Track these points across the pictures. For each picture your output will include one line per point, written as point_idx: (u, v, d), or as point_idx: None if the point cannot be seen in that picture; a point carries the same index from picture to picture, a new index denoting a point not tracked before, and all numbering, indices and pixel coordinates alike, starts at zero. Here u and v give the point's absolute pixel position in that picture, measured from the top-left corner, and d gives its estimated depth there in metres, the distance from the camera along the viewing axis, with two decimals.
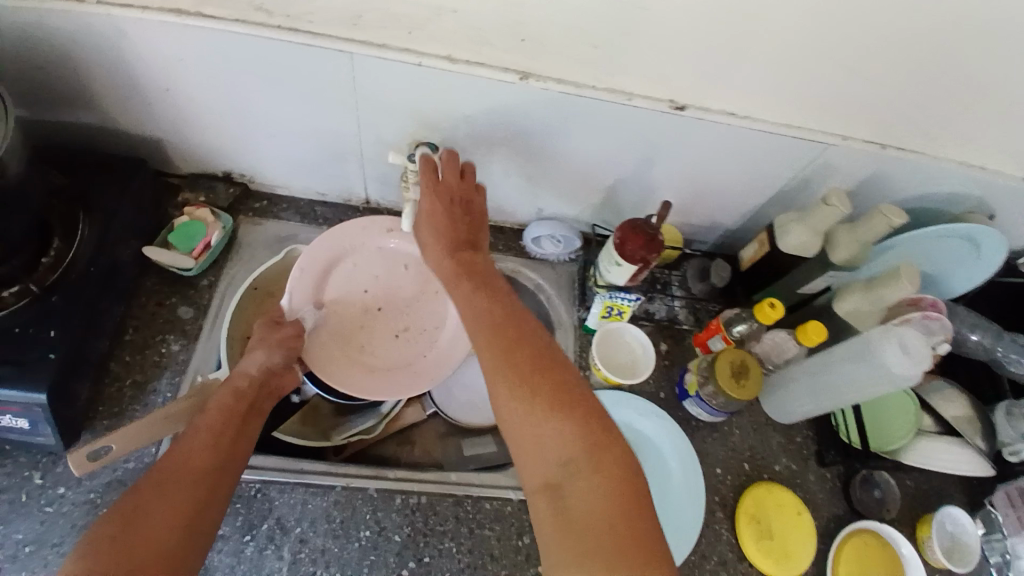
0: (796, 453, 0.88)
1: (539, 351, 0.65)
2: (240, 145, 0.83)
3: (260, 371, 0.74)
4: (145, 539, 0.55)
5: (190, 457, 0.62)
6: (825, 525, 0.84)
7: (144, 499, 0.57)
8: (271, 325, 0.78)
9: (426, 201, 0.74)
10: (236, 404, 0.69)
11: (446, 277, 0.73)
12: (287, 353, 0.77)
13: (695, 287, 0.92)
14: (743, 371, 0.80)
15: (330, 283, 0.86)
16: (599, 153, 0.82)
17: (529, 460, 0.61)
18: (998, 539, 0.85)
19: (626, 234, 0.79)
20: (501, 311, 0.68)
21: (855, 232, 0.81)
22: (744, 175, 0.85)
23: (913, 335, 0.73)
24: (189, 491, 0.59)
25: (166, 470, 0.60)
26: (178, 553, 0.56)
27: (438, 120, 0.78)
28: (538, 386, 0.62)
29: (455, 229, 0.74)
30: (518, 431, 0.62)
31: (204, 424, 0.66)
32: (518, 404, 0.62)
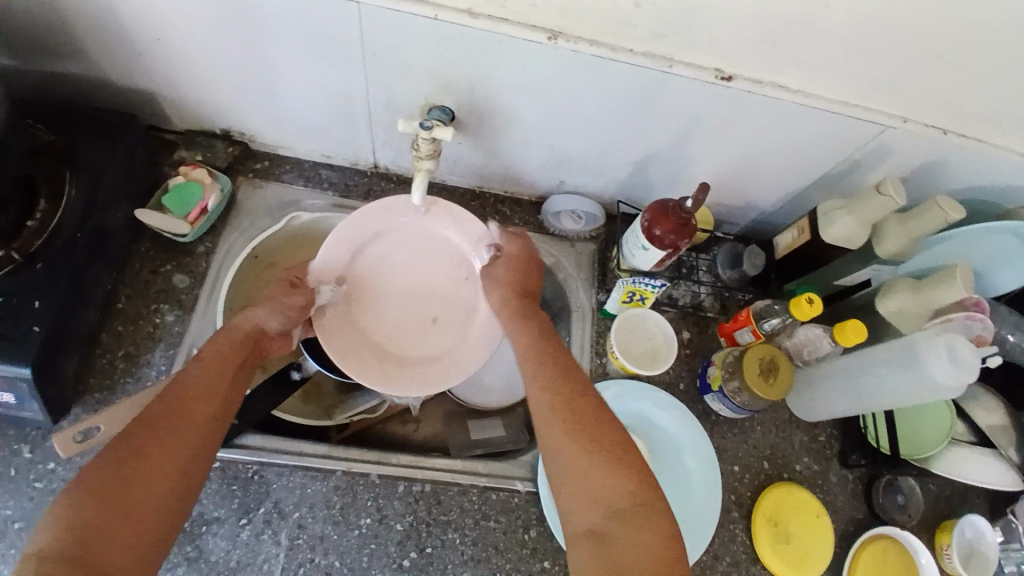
0: (819, 453, 0.84)
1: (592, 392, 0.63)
2: (238, 100, 0.76)
3: (252, 328, 0.68)
4: (143, 487, 0.51)
5: (187, 405, 0.57)
6: (844, 529, 0.81)
7: (141, 443, 0.53)
8: (285, 287, 0.72)
9: (500, 269, 0.76)
10: (230, 355, 0.64)
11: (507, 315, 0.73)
12: (290, 323, 0.71)
13: (724, 274, 0.86)
14: (773, 368, 0.74)
15: (363, 258, 0.79)
16: (632, 125, 0.75)
17: (579, 506, 0.57)
18: (1015, 549, 0.82)
19: (656, 216, 0.73)
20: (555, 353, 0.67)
21: (907, 225, 0.74)
22: (788, 156, 0.77)
23: (963, 342, 0.68)
24: (185, 443, 0.55)
25: (161, 411, 0.56)
26: (173, 502, 0.53)
27: (455, 83, 0.70)
28: (588, 424, 0.60)
29: (515, 292, 0.74)
30: (566, 468, 0.58)
31: (197, 372, 0.60)
32: (573, 437, 0.59)
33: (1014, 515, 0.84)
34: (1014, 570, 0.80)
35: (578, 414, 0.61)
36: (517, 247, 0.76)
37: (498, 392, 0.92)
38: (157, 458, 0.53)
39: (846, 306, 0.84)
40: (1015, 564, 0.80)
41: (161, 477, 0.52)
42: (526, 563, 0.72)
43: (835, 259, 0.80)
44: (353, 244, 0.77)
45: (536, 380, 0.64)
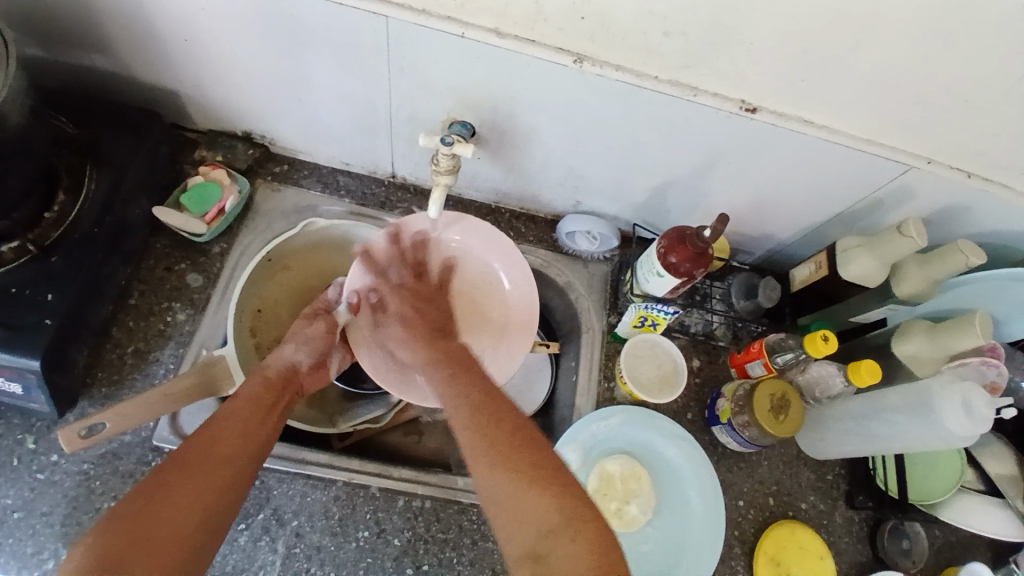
0: (825, 492, 0.83)
1: (521, 426, 0.59)
2: (262, 103, 0.76)
3: (284, 367, 0.71)
4: (169, 513, 0.50)
5: (218, 438, 0.58)
6: (847, 572, 0.80)
7: (170, 475, 0.53)
8: (308, 317, 0.76)
9: (392, 300, 0.75)
10: (264, 395, 0.66)
11: (425, 362, 0.71)
12: (314, 352, 0.74)
13: (738, 305, 0.84)
14: (784, 406, 0.73)
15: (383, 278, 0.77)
16: (653, 150, 0.74)
17: (513, 529, 0.53)
18: None
19: (672, 243, 0.72)
20: (480, 395, 0.64)
21: (928, 267, 0.73)
22: (809, 190, 0.76)
23: (981, 395, 0.67)
24: (217, 470, 0.55)
25: (193, 452, 0.56)
26: (196, 539, 0.50)
27: (479, 100, 0.70)
28: (500, 436, 0.58)
29: (423, 322, 0.74)
30: (495, 502, 0.55)
31: (231, 410, 0.62)
32: (495, 465, 0.56)
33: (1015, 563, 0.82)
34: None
35: (506, 440, 0.58)
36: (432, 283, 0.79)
37: None
38: (188, 490, 0.52)
39: (860, 345, 0.83)
40: None
41: (190, 513, 0.51)
42: None
43: (853, 296, 0.78)
44: (382, 258, 0.77)
45: (454, 401, 0.64)
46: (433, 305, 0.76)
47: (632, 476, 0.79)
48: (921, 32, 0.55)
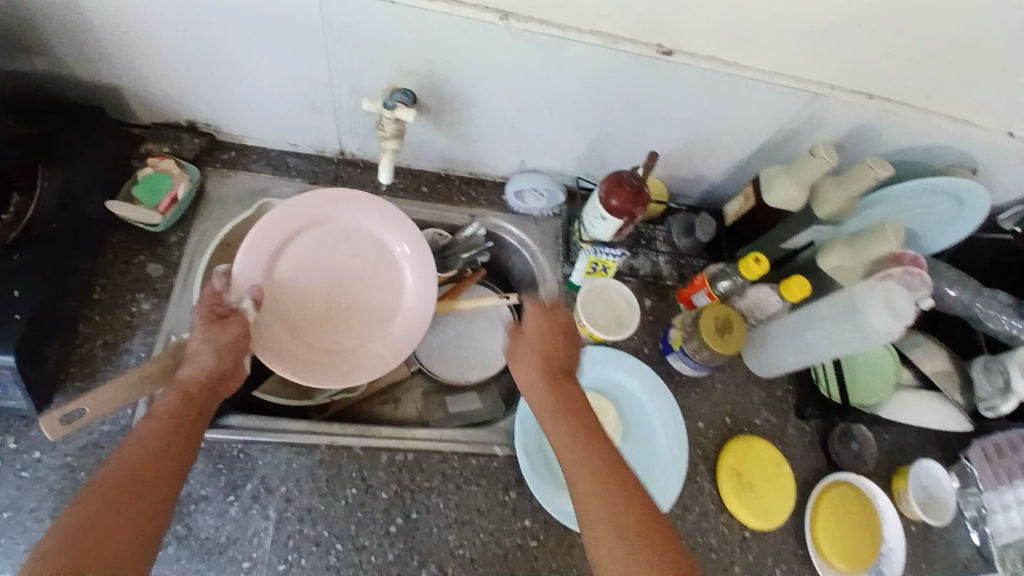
0: (775, 407, 0.88)
1: (615, 468, 0.61)
2: (206, 91, 0.78)
3: (205, 376, 0.65)
4: (92, 553, 0.49)
5: (140, 464, 0.56)
6: (804, 477, 0.85)
7: (88, 514, 0.51)
8: (213, 321, 0.69)
9: (532, 321, 0.72)
10: (185, 408, 0.62)
11: (532, 391, 0.69)
12: (236, 356, 0.69)
13: (680, 242, 0.91)
14: (728, 326, 0.79)
15: (280, 266, 0.80)
16: (586, 102, 0.79)
17: (596, 511, 0.58)
18: (972, 493, 0.90)
19: (612, 187, 0.77)
20: (569, 417, 0.65)
21: (842, 186, 0.79)
22: (731, 128, 0.82)
23: (902, 294, 0.71)
24: (143, 501, 0.54)
25: (115, 477, 0.54)
26: (128, 568, 0.51)
27: (418, 66, 0.73)
28: (599, 485, 0.59)
29: (558, 352, 0.71)
30: (582, 497, 0.59)
31: (146, 429, 0.59)
32: (587, 476, 0.60)
33: (966, 459, 0.91)
34: (975, 513, 0.89)
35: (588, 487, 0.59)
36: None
37: (473, 368, 0.94)
38: (112, 529, 0.51)
39: (792, 266, 0.89)
40: (975, 508, 0.89)
41: (116, 550, 0.51)
42: (508, 523, 0.75)
43: (780, 222, 0.85)
44: (273, 245, 0.79)
45: (558, 425, 0.65)
46: (563, 339, 0.72)
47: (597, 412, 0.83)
48: None
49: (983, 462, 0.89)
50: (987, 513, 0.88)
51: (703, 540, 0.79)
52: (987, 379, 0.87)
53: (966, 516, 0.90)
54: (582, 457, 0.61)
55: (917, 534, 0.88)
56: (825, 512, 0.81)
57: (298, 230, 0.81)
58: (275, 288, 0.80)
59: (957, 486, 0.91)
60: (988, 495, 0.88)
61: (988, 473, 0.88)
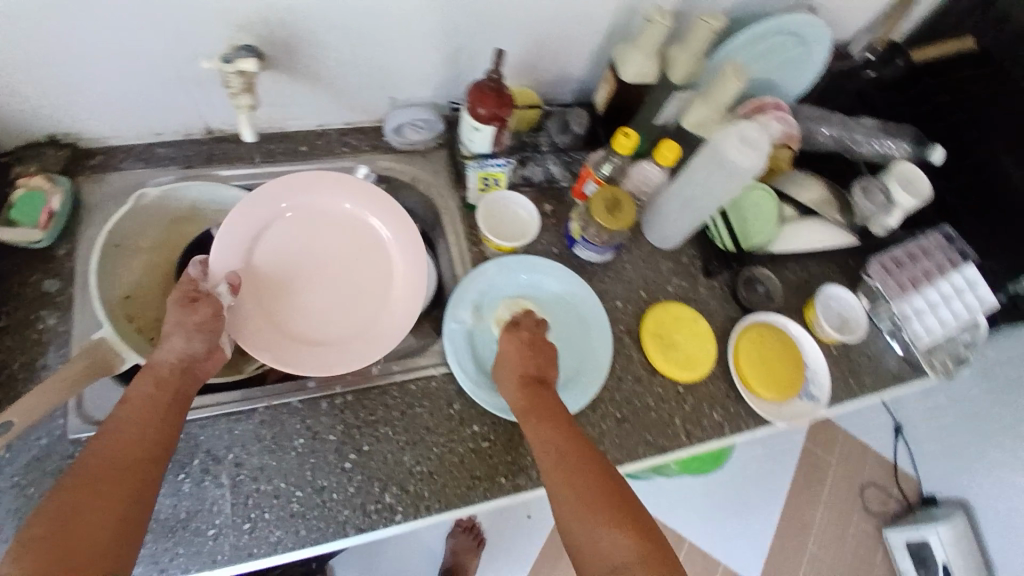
0: (685, 271, 0.93)
1: (613, 488, 0.63)
2: (50, 98, 0.76)
3: (177, 358, 0.67)
4: (76, 538, 0.52)
5: (118, 451, 0.58)
6: (723, 328, 0.90)
7: (72, 504, 0.54)
8: (185, 304, 0.70)
9: (505, 342, 0.78)
10: (160, 394, 0.64)
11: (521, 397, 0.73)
12: (209, 337, 0.70)
13: (560, 140, 0.93)
14: (616, 203, 0.83)
15: (258, 255, 0.81)
16: (432, 22, 0.80)
17: (581, 506, 0.61)
18: (883, 307, 0.97)
19: (475, 98, 0.78)
20: (570, 442, 0.67)
21: (687, 46, 0.83)
22: (578, 17, 0.85)
23: (750, 126, 0.77)
24: (125, 487, 0.56)
25: (88, 468, 0.56)
26: (113, 551, 0.53)
27: (257, 21, 0.72)
28: (582, 464, 0.64)
29: (532, 362, 0.76)
30: (572, 493, 0.62)
31: (122, 415, 0.61)
32: (579, 488, 0.63)
33: (869, 279, 0.97)
34: (889, 325, 0.96)
35: (574, 461, 0.65)
36: (529, 329, 0.79)
37: None
38: (94, 516, 0.53)
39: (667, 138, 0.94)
40: (889, 320, 0.96)
41: (101, 534, 0.53)
42: (457, 433, 0.78)
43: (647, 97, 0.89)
44: (249, 234, 0.80)
45: (553, 447, 0.67)
46: (543, 354, 0.77)
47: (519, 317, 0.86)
48: None
49: (883, 275, 0.96)
50: (900, 321, 0.95)
51: (642, 404, 0.83)
52: (866, 199, 0.93)
53: (883, 330, 0.97)
54: (569, 462, 0.65)
55: (837, 358, 0.93)
56: (748, 348, 0.87)
57: (271, 222, 0.82)
58: (251, 277, 0.80)
59: (868, 306, 0.97)
60: (896, 304, 0.95)
61: (889, 284, 0.95)
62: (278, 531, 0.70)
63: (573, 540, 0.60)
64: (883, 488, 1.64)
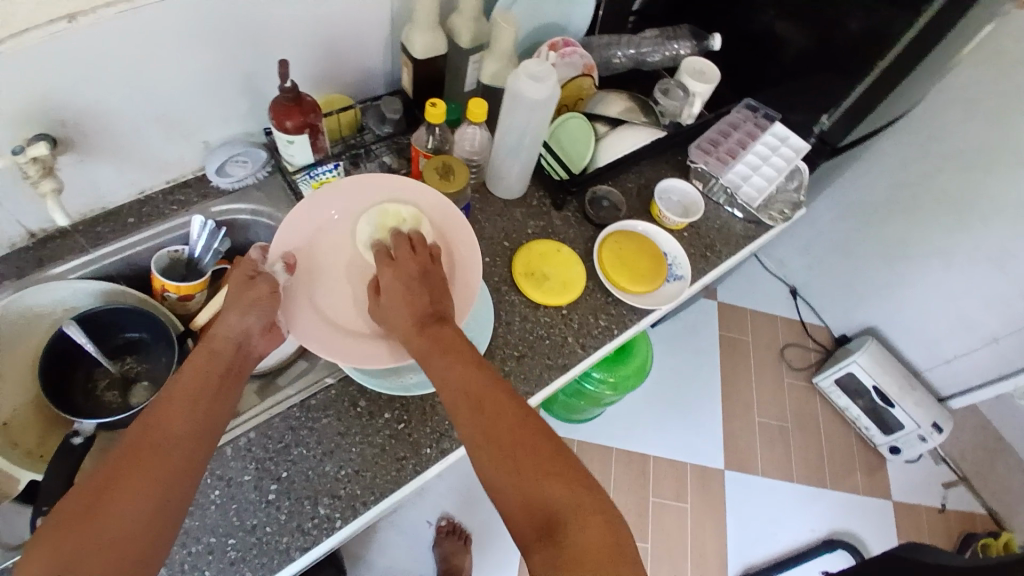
0: (537, 211, 1.00)
1: (548, 450, 0.61)
2: None
3: (231, 336, 0.69)
4: (118, 506, 0.52)
5: (168, 423, 0.59)
6: (586, 248, 0.98)
7: (115, 471, 0.54)
8: (244, 282, 0.73)
9: (387, 274, 0.77)
10: (211, 370, 0.66)
11: (416, 353, 0.71)
12: (262, 313, 0.72)
13: (383, 130, 0.97)
14: (449, 170, 0.90)
15: (312, 242, 0.84)
16: (222, 61, 0.81)
17: (514, 480, 0.59)
18: (715, 184, 1.07)
19: (279, 112, 0.80)
20: (496, 403, 0.64)
21: (463, 10, 0.88)
22: (359, 16, 0.88)
23: (533, 62, 0.83)
24: (170, 458, 0.57)
25: (145, 441, 0.57)
26: (153, 520, 0.53)
27: (36, 107, 0.71)
28: (505, 433, 0.62)
29: (416, 302, 0.73)
30: (502, 464, 0.60)
31: (177, 386, 0.63)
32: (508, 456, 0.60)
33: (695, 164, 1.08)
34: (724, 195, 1.07)
35: (500, 433, 0.62)
36: (418, 262, 0.78)
37: None
38: (135, 484, 0.54)
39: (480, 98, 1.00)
40: (723, 193, 1.07)
41: (138, 503, 0.53)
42: (370, 426, 0.81)
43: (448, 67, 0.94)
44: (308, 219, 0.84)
45: (471, 414, 0.64)
46: (431, 284, 0.76)
47: None
48: None
49: (704, 157, 1.07)
50: (732, 191, 1.06)
51: (534, 337, 0.89)
52: (665, 97, 1.05)
53: (722, 203, 1.08)
54: (495, 436, 0.62)
55: (690, 239, 1.03)
56: (610, 256, 0.95)
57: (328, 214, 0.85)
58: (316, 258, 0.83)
59: (702, 187, 1.08)
60: (723, 178, 1.06)
61: (711, 163, 1.07)
62: None
63: (508, 506, 0.59)
64: (797, 345, 1.81)
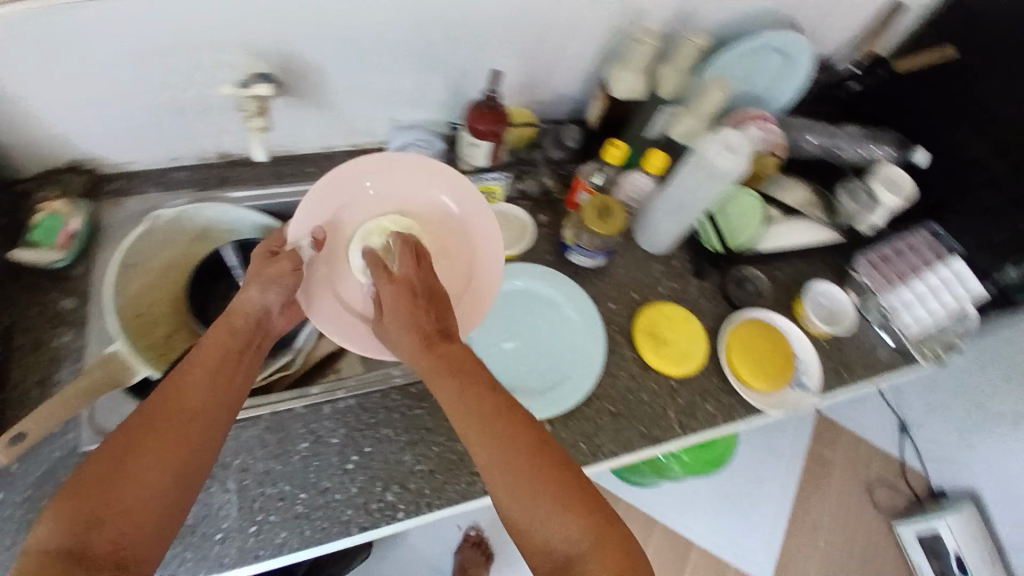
0: (676, 274, 0.97)
1: (561, 474, 0.57)
2: (75, 125, 0.80)
3: (251, 312, 0.69)
4: (132, 485, 0.51)
5: (182, 395, 0.58)
6: (714, 326, 0.94)
7: (125, 445, 0.53)
8: (267, 257, 0.73)
9: (387, 292, 0.70)
10: (233, 344, 0.65)
11: (427, 373, 0.64)
12: (282, 291, 0.71)
13: (555, 153, 0.99)
14: (607, 210, 0.87)
15: (347, 217, 0.82)
16: (434, 50, 0.86)
17: (529, 516, 0.55)
18: (870, 300, 1.02)
19: (474, 114, 0.84)
20: (503, 421, 0.59)
21: (675, 64, 0.90)
22: (569, 40, 0.91)
23: (733, 134, 0.81)
24: (181, 434, 0.55)
25: (154, 410, 0.56)
26: (165, 501, 0.53)
27: (268, 51, 0.78)
28: (516, 455, 0.57)
29: (426, 316, 0.68)
30: (513, 494, 0.56)
31: (200, 356, 0.62)
32: (519, 485, 0.56)
33: (857, 275, 1.02)
34: (877, 316, 1.01)
35: (510, 457, 0.57)
36: (416, 280, 0.71)
37: None
38: (145, 466, 0.53)
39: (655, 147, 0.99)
40: (877, 312, 1.01)
41: (151, 482, 0.52)
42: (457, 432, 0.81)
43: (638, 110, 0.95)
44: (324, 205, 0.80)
45: (478, 439, 0.58)
46: (428, 298, 0.70)
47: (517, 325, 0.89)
48: None
49: (869, 270, 1.01)
50: (887, 313, 1.00)
51: (636, 399, 0.86)
52: (849, 199, 0.98)
53: (871, 322, 1.02)
54: (503, 460, 0.57)
55: (828, 350, 0.97)
56: (738, 343, 0.90)
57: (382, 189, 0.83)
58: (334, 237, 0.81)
59: (856, 300, 1.02)
60: (882, 298, 1.00)
61: (874, 279, 1.00)
62: (283, 533, 0.72)
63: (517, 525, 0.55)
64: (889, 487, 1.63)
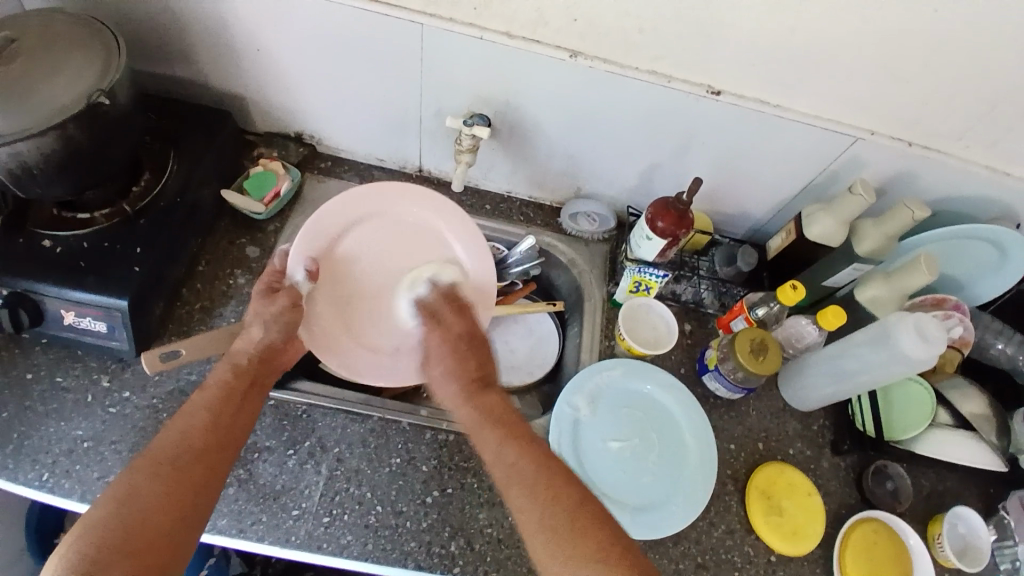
0: (811, 439, 0.90)
1: (591, 510, 0.61)
2: (314, 105, 0.92)
3: (256, 348, 0.72)
4: (137, 519, 0.56)
5: (187, 437, 0.63)
6: (836, 511, 0.85)
7: (133, 483, 0.58)
8: (266, 295, 0.75)
9: (435, 341, 0.77)
10: (237, 382, 0.69)
11: (469, 425, 0.70)
12: (286, 328, 0.74)
13: (722, 271, 0.96)
14: (763, 348, 0.83)
15: (343, 243, 0.83)
16: (640, 139, 0.89)
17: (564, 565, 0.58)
18: (1008, 546, 0.84)
19: (658, 211, 0.85)
20: (532, 459, 0.64)
21: (881, 225, 0.83)
22: (774, 170, 0.90)
23: (931, 322, 0.75)
24: (178, 474, 0.60)
25: (160, 451, 0.61)
26: (169, 539, 0.57)
27: (495, 95, 0.85)
28: (557, 490, 0.61)
29: (465, 368, 0.74)
30: (546, 533, 0.59)
31: (202, 398, 0.67)
32: (549, 516, 0.60)
33: (1005, 511, 0.86)
34: (1010, 567, 0.83)
35: (546, 486, 0.62)
36: (462, 324, 0.78)
37: (517, 373, 1.00)
38: (146, 502, 0.57)
39: (829, 299, 0.94)
40: (1011, 560, 0.83)
41: (152, 518, 0.57)
42: None
43: (823, 258, 0.90)
44: (331, 232, 0.82)
45: (509, 458, 0.65)
46: (468, 348, 0.75)
47: (632, 426, 0.87)
48: (837, 21, 0.70)
49: (1020, 512, 0.84)
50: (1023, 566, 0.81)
51: (727, 557, 0.80)
52: None
53: (1001, 569, 0.83)
54: (535, 494, 0.61)
55: None
56: (855, 546, 0.80)
57: (366, 217, 0.84)
58: (328, 271, 0.83)
59: (992, 537, 0.86)
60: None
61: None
62: (349, 536, 0.73)
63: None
64: None
